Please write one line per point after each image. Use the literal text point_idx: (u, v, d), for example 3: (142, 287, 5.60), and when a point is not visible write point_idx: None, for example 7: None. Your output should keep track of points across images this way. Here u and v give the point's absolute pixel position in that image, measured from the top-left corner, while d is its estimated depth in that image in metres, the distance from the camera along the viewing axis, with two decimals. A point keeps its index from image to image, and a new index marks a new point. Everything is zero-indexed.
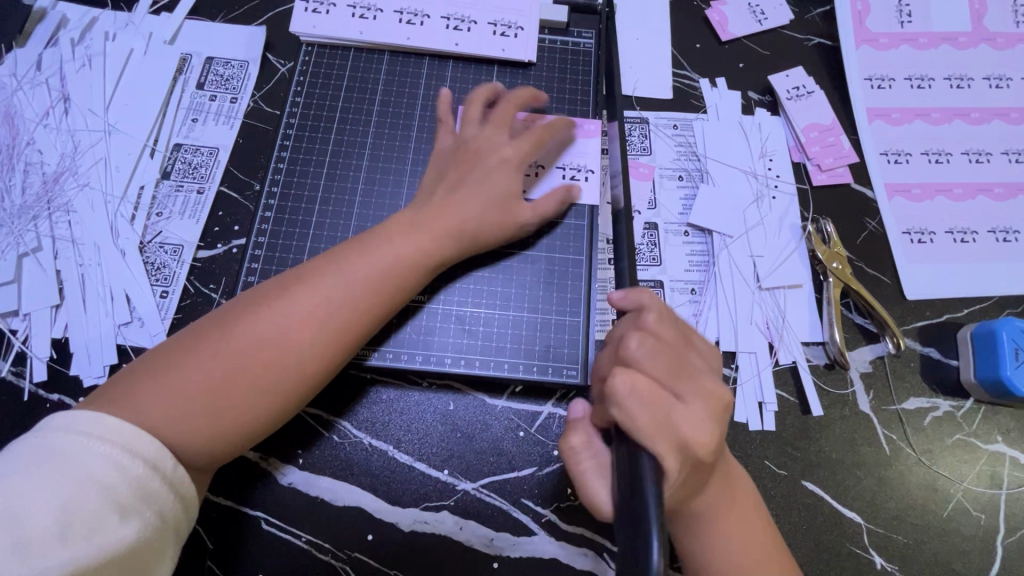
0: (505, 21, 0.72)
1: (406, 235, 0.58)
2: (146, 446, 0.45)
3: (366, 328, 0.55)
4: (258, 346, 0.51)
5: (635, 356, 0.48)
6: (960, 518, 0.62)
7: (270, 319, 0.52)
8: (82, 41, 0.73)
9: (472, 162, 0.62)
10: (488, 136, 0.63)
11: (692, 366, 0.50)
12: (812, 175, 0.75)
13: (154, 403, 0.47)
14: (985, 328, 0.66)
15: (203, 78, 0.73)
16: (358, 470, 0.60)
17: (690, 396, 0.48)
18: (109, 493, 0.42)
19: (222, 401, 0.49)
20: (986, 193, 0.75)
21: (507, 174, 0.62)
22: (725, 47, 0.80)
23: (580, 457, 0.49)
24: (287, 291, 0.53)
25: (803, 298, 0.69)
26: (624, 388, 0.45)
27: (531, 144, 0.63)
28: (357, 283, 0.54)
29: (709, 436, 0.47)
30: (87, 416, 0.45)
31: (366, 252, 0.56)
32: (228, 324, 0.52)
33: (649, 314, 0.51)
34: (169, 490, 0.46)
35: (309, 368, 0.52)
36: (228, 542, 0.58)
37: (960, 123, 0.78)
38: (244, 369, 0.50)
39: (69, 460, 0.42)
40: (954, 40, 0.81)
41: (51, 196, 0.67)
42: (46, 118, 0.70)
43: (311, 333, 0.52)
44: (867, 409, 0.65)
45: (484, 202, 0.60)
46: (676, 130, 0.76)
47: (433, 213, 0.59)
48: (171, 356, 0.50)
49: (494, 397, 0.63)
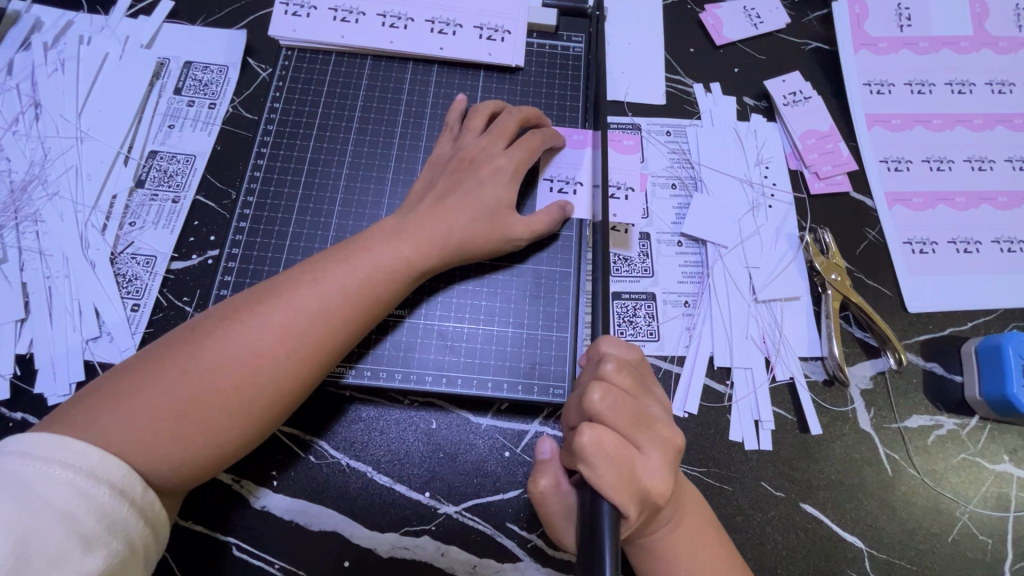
0: (492, 25, 0.70)
1: (390, 243, 0.56)
2: (114, 470, 0.43)
3: (348, 341, 0.53)
4: (232, 363, 0.48)
5: (597, 408, 0.45)
6: (966, 543, 0.59)
7: (246, 334, 0.49)
8: (55, 45, 0.71)
9: (464, 173, 0.60)
10: (476, 146, 0.62)
11: (652, 415, 0.47)
12: (809, 183, 0.72)
13: (122, 423, 0.45)
14: (989, 343, 0.63)
15: (180, 83, 0.71)
16: (334, 492, 0.58)
17: (646, 446, 0.45)
18: (72, 523, 0.39)
19: (199, 421, 0.47)
20: (989, 201, 0.73)
21: (497, 187, 0.60)
22: (720, 52, 0.78)
23: (549, 501, 0.47)
24: (261, 303, 0.51)
25: (800, 311, 0.67)
26: (591, 444, 0.43)
27: (525, 155, 0.62)
28: (336, 293, 0.52)
29: (666, 488, 0.45)
30: (50, 439, 0.42)
31: (345, 262, 0.54)
32: (202, 338, 0.49)
33: (609, 362, 0.47)
34: (138, 518, 0.43)
35: (286, 386, 0.50)
36: (198, 570, 0.55)
37: (961, 130, 0.76)
38: (221, 387, 0.47)
39: (29, 488, 0.39)
40: (955, 45, 0.79)
41: (19, 206, 0.65)
42: (16, 124, 0.68)
43: (287, 349, 0.50)
44: (868, 428, 0.63)
45: (471, 212, 0.58)
46: (669, 137, 0.74)
47: (421, 222, 0.57)
48: (140, 373, 0.47)
49: (478, 415, 0.60)
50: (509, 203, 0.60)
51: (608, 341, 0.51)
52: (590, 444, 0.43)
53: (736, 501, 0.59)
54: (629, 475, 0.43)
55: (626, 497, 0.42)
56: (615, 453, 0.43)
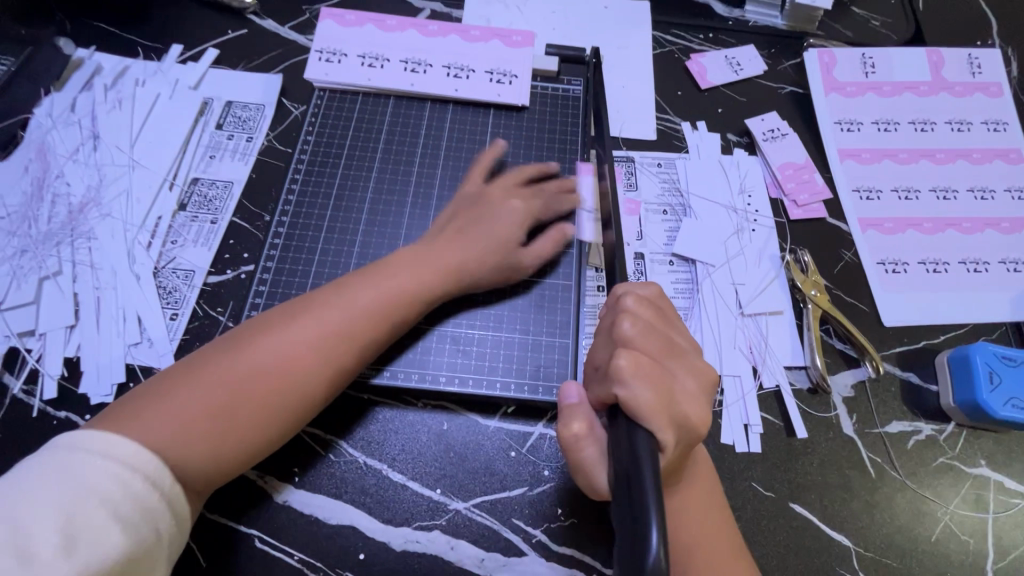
0: (501, 70, 0.79)
1: (413, 267, 0.62)
2: (146, 463, 0.47)
3: (369, 353, 0.59)
4: (264, 372, 0.54)
5: (628, 334, 0.52)
6: (948, 542, 0.62)
7: (279, 345, 0.55)
8: (114, 86, 0.80)
9: (483, 211, 0.68)
10: (495, 191, 0.70)
11: (683, 347, 0.54)
12: (789, 210, 0.79)
13: (162, 424, 0.49)
14: (960, 353, 0.68)
15: (222, 119, 0.79)
16: (352, 488, 0.62)
17: (680, 373, 0.51)
18: (111, 507, 0.43)
19: (232, 423, 0.52)
20: (955, 227, 0.80)
21: (511, 226, 0.67)
22: (705, 94, 0.87)
23: (583, 444, 0.50)
24: (293, 318, 0.57)
25: (784, 324, 0.72)
26: (629, 365, 0.48)
27: (534, 202, 0.70)
28: (361, 311, 0.58)
29: (704, 417, 0.49)
30: (97, 436, 0.46)
31: (371, 282, 0.60)
32: (239, 348, 0.55)
33: (631, 299, 0.55)
34: (166, 507, 0.47)
35: (312, 394, 0.55)
36: (221, 560, 0.58)
37: (926, 163, 0.84)
38: (253, 392, 0.53)
39: (72, 474, 0.43)
40: (916, 89, 0.88)
41: (75, 225, 0.72)
42: (76, 153, 0.76)
43: (315, 359, 0.55)
44: (851, 433, 0.67)
45: (485, 249, 0.65)
46: (660, 169, 0.81)
47: (440, 251, 0.64)
48: (181, 378, 0.53)
49: (486, 416, 0.65)
50: (520, 239, 0.67)
51: (627, 286, 0.58)
52: (626, 365, 0.48)
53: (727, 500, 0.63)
54: (668, 398, 0.48)
55: (665, 420, 0.46)
56: (651, 373, 0.48)
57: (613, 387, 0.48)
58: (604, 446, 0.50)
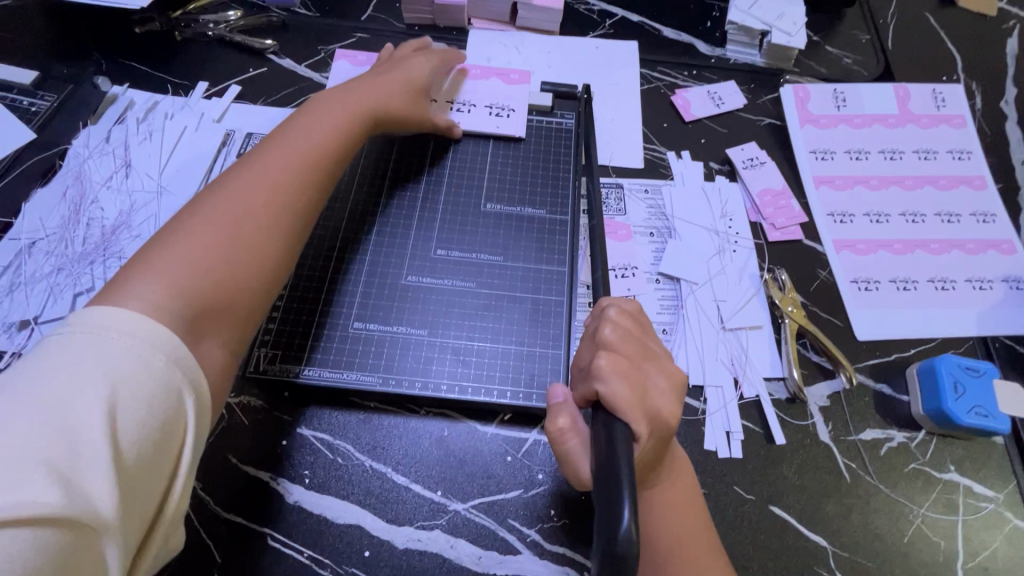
0: (500, 105, 0.87)
1: (334, 110, 0.72)
2: (168, 342, 0.47)
3: (325, 172, 0.67)
4: (233, 213, 0.59)
5: (609, 339, 0.57)
6: (920, 543, 0.66)
7: (237, 193, 0.60)
8: (146, 119, 0.88)
9: (389, 67, 0.82)
10: (398, 55, 0.85)
11: (657, 351, 0.59)
12: (767, 232, 0.85)
13: (164, 273, 0.52)
14: (927, 365, 0.73)
15: (243, 149, 0.86)
16: (358, 490, 0.66)
17: (654, 374, 0.57)
18: (137, 388, 0.44)
19: (228, 256, 0.56)
20: (923, 247, 0.85)
21: (420, 69, 0.83)
22: (689, 126, 0.94)
23: (567, 437, 0.56)
24: (234, 174, 0.62)
25: (763, 338, 0.77)
26: (607, 364, 0.54)
27: (438, 60, 0.86)
28: (300, 155, 0.65)
29: (673, 412, 0.55)
30: (96, 319, 0.46)
31: (298, 137, 0.67)
32: (198, 210, 0.59)
33: (613, 308, 0.60)
34: (188, 386, 0.47)
35: (287, 224, 0.62)
36: (236, 558, 0.62)
37: (895, 189, 0.90)
38: (234, 230, 0.58)
39: (96, 355, 0.44)
40: (885, 121, 0.95)
41: (108, 245, 0.78)
42: (110, 180, 0.83)
43: (277, 196, 0.62)
44: (827, 440, 0.71)
45: (404, 86, 0.80)
46: (647, 195, 0.88)
47: (355, 96, 0.75)
48: (155, 253, 0.54)
49: (485, 423, 0.70)
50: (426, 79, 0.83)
51: (609, 299, 0.64)
52: (605, 365, 0.54)
53: (711, 502, 0.67)
54: (641, 395, 0.53)
55: (638, 413, 0.52)
56: (627, 373, 0.54)
57: (594, 384, 0.54)
58: (586, 439, 0.56)
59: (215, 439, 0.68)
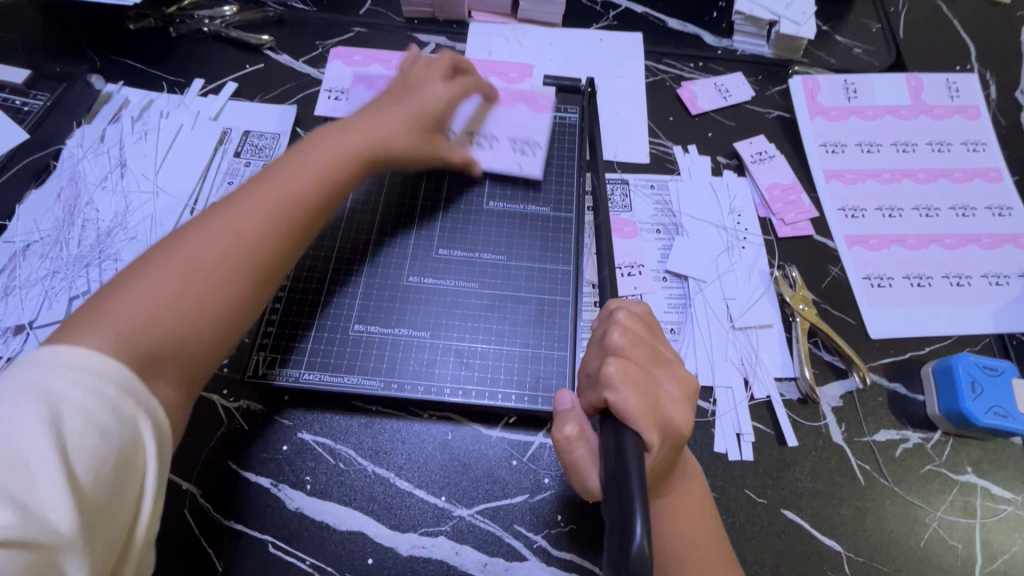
0: (523, 142, 0.82)
1: (333, 146, 0.67)
2: (120, 374, 0.45)
3: (309, 220, 0.62)
4: (203, 255, 0.55)
5: (618, 344, 0.55)
6: (937, 547, 0.65)
7: (213, 233, 0.56)
8: (140, 118, 0.86)
9: (405, 93, 0.76)
10: (418, 75, 0.79)
11: (668, 356, 0.57)
12: (777, 228, 0.83)
13: (118, 316, 0.49)
14: (943, 363, 0.71)
15: (240, 148, 0.85)
16: (361, 496, 0.64)
17: (665, 380, 0.55)
18: (87, 417, 0.42)
19: (188, 302, 0.53)
20: (938, 242, 0.83)
21: (437, 98, 0.76)
22: (695, 119, 0.92)
23: (574, 446, 0.54)
24: (219, 211, 0.59)
25: (774, 337, 0.75)
26: (617, 371, 0.52)
27: (460, 89, 0.79)
28: (287, 201, 0.60)
29: (684, 420, 0.53)
30: (47, 354, 0.45)
31: (291, 174, 0.63)
32: (172, 247, 0.55)
33: (622, 312, 0.58)
34: (142, 413, 0.45)
35: (258, 272, 0.58)
36: (236, 565, 0.61)
37: (908, 182, 0.87)
38: (199, 274, 0.54)
39: (43, 387, 0.42)
40: (897, 112, 0.93)
41: (103, 247, 0.76)
42: (105, 181, 0.81)
43: (253, 242, 0.57)
44: (840, 441, 0.70)
45: (410, 123, 0.72)
46: (653, 190, 0.86)
47: (362, 131, 0.69)
48: (119, 287, 0.52)
49: (489, 427, 0.68)
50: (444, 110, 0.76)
51: (617, 302, 0.62)
52: (615, 372, 0.52)
53: (722, 506, 0.65)
54: (653, 402, 0.52)
55: (650, 422, 0.50)
56: (638, 380, 0.52)
57: (603, 392, 0.52)
58: (594, 447, 0.54)
59: (215, 444, 0.66)
